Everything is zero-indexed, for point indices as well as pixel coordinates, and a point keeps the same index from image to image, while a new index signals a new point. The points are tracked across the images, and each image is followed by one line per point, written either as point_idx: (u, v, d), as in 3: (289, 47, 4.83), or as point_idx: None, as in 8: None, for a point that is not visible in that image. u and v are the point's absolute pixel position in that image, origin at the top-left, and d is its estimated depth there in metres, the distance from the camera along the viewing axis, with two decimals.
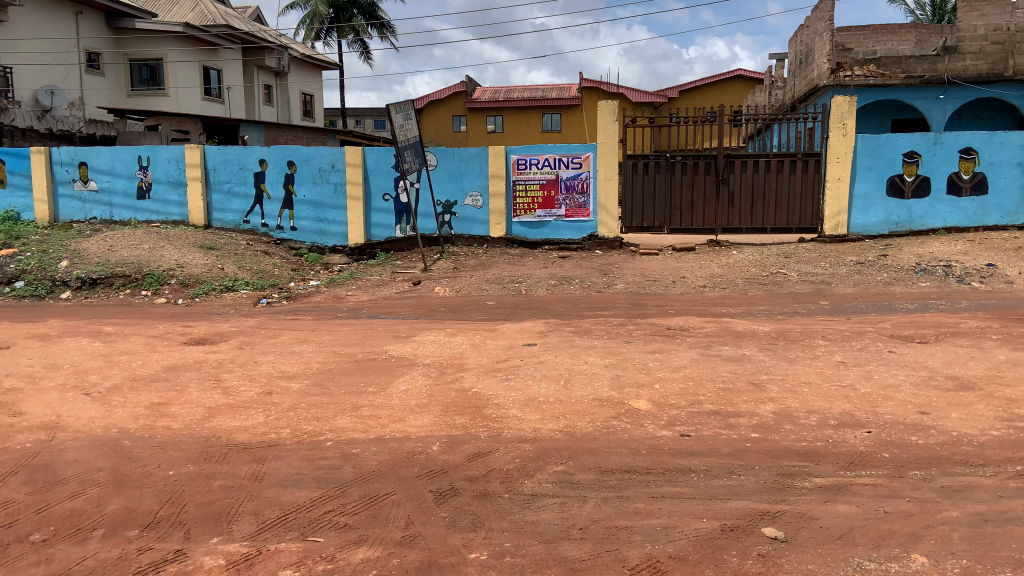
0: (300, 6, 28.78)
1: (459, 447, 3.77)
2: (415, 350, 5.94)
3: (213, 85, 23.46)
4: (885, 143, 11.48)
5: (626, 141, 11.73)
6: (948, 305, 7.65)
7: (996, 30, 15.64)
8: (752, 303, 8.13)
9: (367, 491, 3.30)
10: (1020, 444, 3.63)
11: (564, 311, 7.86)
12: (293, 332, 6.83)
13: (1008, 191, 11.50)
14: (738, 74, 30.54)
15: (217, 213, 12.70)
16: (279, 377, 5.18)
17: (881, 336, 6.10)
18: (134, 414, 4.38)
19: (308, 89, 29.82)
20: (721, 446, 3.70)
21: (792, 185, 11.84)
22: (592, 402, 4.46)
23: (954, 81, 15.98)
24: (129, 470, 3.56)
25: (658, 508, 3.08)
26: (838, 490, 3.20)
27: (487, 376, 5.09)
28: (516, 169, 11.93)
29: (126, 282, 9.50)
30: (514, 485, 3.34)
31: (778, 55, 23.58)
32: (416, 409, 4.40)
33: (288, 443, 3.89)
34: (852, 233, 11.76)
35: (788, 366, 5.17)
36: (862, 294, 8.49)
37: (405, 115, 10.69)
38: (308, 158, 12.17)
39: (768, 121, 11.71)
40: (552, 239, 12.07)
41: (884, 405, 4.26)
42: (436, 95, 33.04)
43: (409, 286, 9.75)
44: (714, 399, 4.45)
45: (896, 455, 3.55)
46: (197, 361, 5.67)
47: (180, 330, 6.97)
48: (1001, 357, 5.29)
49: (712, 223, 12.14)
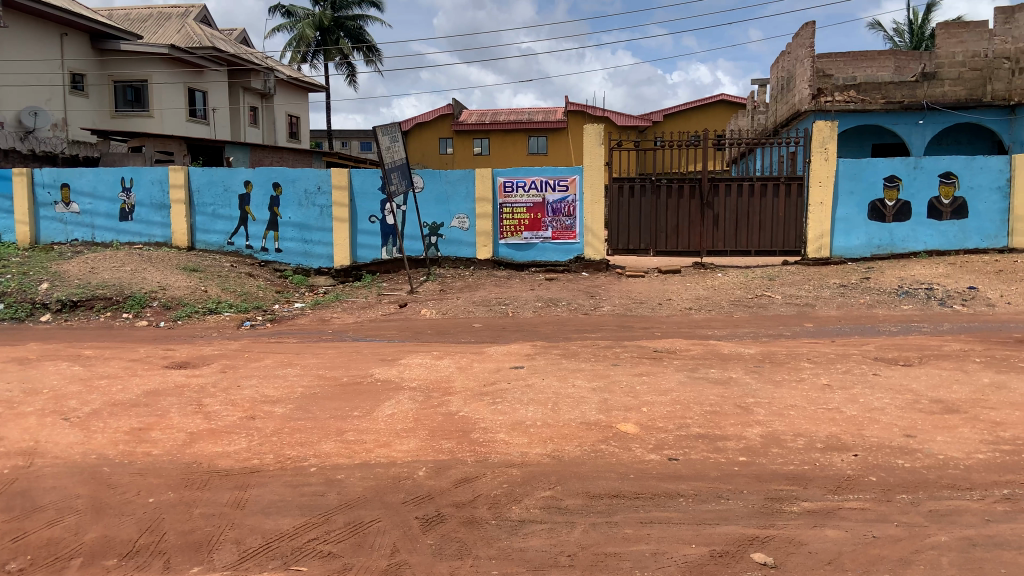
0: (287, 29, 28.96)
1: (445, 473, 3.73)
2: (400, 373, 5.89)
3: (198, 106, 23.42)
4: (867, 167, 11.64)
5: (612, 164, 11.82)
6: (930, 328, 7.73)
7: (974, 57, 15.96)
8: (737, 325, 8.16)
9: (352, 518, 3.25)
10: (1007, 468, 3.65)
11: (551, 333, 7.84)
12: (277, 355, 6.76)
13: (988, 215, 11.66)
14: (721, 99, 30.99)
15: (200, 234, 12.60)
16: (263, 402, 5.10)
17: (866, 358, 6.13)
18: (114, 439, 4.30)
19: (293, 111, 29.86)
20: (709, 470, 3.68)
21: (775, 209, 11.97)
22: (580, 426, 4.43)
23: (933, 106, 16.30)
24: (108, 497, 3.49)
25: (646, 534, 3.05)
26: (826, 514, 3.19)
27: (474, 400, 5.03)
28: (503, 192, 11.98)
29: (107, 304, 9.39)
30: (502, 511, 3.30)
31: (760, 80, 23.98)
32: (402, 433, 4.35)
33: (271, 468, 3.83)
34: (835, 256, 11.86)
35: (774, 389, 5.16)
36: (846, 317, 8.56)
37: (392, 137, 10.72)
38: (293, 179, 12.15)
39: (751, 145, 11.83)
40: (538, 260, 12.07)
41: (870, 428, 4.27)
42: (423, 117, 33.19)
43: (395, 308, 9.71)
44: (701, 422, 4.44)
45: (883, 479, 3.54)
46: (179, 385, 5.58)
47: (162, 353, 6.88)
48: (985, 379, 5.34)
49: (697, 245, 12.22)
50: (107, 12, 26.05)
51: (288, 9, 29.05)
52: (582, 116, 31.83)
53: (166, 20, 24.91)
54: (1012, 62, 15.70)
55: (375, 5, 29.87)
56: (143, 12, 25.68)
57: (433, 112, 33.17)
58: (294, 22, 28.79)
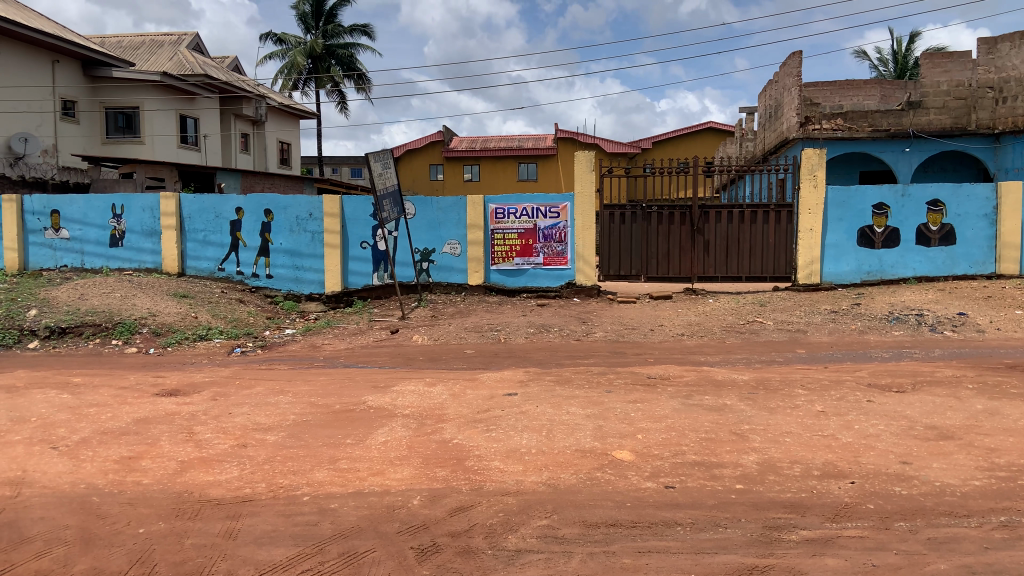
0: (278, 57, 29.19)
1: (440, 501, 3.69)
2: (393, 401, 5.83)
3: (189, 133, 23.50)
4: (855, 195, 11.79)
5: (603, 191, 11.90)
6: (922, 354, 7.77)
7: (958, 86, 16.36)
8: (729, 351, 8.18)
9: (346, 549, 3.20)
10: (1004, 494, 3.64)
11: (544, 360, 7.82)
12: (268, 383, 6.67)
13: (976, 242, 11.78)
14: (710, 126, 31.40)
15: (191, 260, 12.55)
16: (254, 430, 5.04)
17: (859, 385, 6.14)
18: (103, 468, 4.23)
19: (284, 137, 29.99)
20: (705, 498, 3.67)
21: (765, 235, 12.07)
22: (575, 454, 4.40)
23: (920, 134, 16.58)
24: (98, 528, 3.43)
25: (644, 563, 3.02)
26: (825, 543, 3.17)
27: (468, 428, 4.99)
28: (495, 219, 12.02)
29: (97, 331, 9.31)
30: (498, 541, 3.26)
31: (747, 108, 24.36)
32: (395, 461, 4.31)
33: (263, 497, 3.78)
34: (825, 282, 11.94)
35: (768, 416, 5.15)
36: (839, 343, 8.57)
37: (384, 164, 10.74)
38: (285, 206, 12.16)
39: (740, 172, 11.93)
40: (530, 286, 12.08)
41: (866, 455, 4.27)
42: (415, 143, 33.46)
43: (386, 334, 9.67)
44: (697, 449, 4.42)
45: (881, 506, 3.53)
46: (169, 413, 5.51)
47: (151, 381, 6.80)
48: (978, 406, 5.34)
49: (688, 270, 12.25)
50: (100, 40, 26.18)
51: (280, 37, 29.27)
52: (574, 143, 32.14)
53: (158, 48, 25.07)
54: (996, 91, 15.96)
55: (366, 33, 30.18)
56: (135, 40, 25.84)
57: (424, 139, 33.40)
58: (285, 50, 29.00)
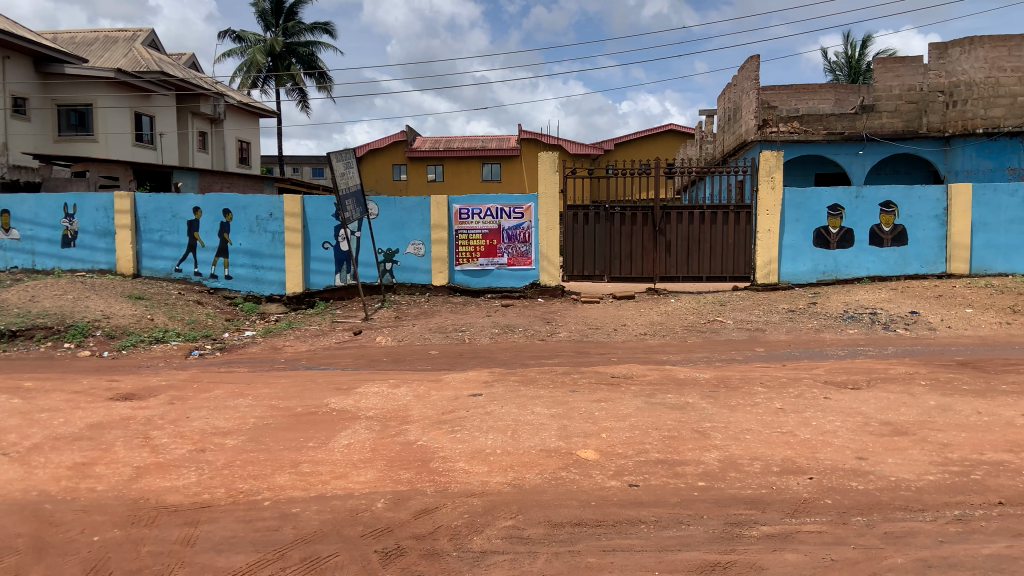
0: (237, 54, 28.75)
1: (405, 504, 3.66)
2: (357, 403, 5.78)
3: (144, 131, 22.97)
4: (811, 197, 12.06)
5: (567, 192, 11.96)
6: (875, 351, 7.97)
7: (910, 90, 16.71)
8: (691, 350, 8.29)
9: (308, 553, 3.15)
10: (956, 488, 3.76)
11: (509, 360, 7.82)
12: (228, 386, 6.54)
13: (927, 242, 12.08)
14: (671, 128, 31.79)
15: (147, 261, 12.25)
16: (213, 434, 4.94)
17: (817, 382, 6.27)
18: (56, 475, 4.11)
19: (243, 136, 29.48)
20: (668, 496, 3.70)
21: (725, 236, 12.26)
22: (540, 454, 4.41)
23: (873, 137, 16.97)
24: (50, 536, 3.32)
25: (609, 562, 3.03)
26: (785, 538, 3.22)
27: (433, 429, 4.97)
28: (459, 219, 12.00)
29: (48, 334, 9.02)
30: (463, 543, 3.24)
31: (707, 111, 24.71)
32: (360, 464, 4.27)
33: (223, 503, 3.70)
34: (782, 281, 12.19)
35: (729, 414, 5.22)
36: (795, 341, 8.74)
37: (346, 164, 10.62)
38: (244, 206, 11.95)
39: (700, 173, 12.07)
40: (494, 287, 12.08)
41: (824, 450, 4.36)
42: (378, 143, 33.19)
43: (349, 335, 9.56)
44: (660, 447, 4.47)
45: (838, 501, 3.61)
46: (124, 418, 5.37)
47: (106, 385, 6.60)
48: (931, 402, 5.50)
49: (650, 271, 12.39)
50: (52, 35, 25.44)
51: (238, 34, 28.81)
52: (537, 144, 32.25)
53: (113, 44, 24.48)
54: (946, 95, 16.48)
55: (327, 31, 29.87)
56: (89, 35, 25.19)
57: (387, 139, 33.15)
58: (244, 48, 28.55)
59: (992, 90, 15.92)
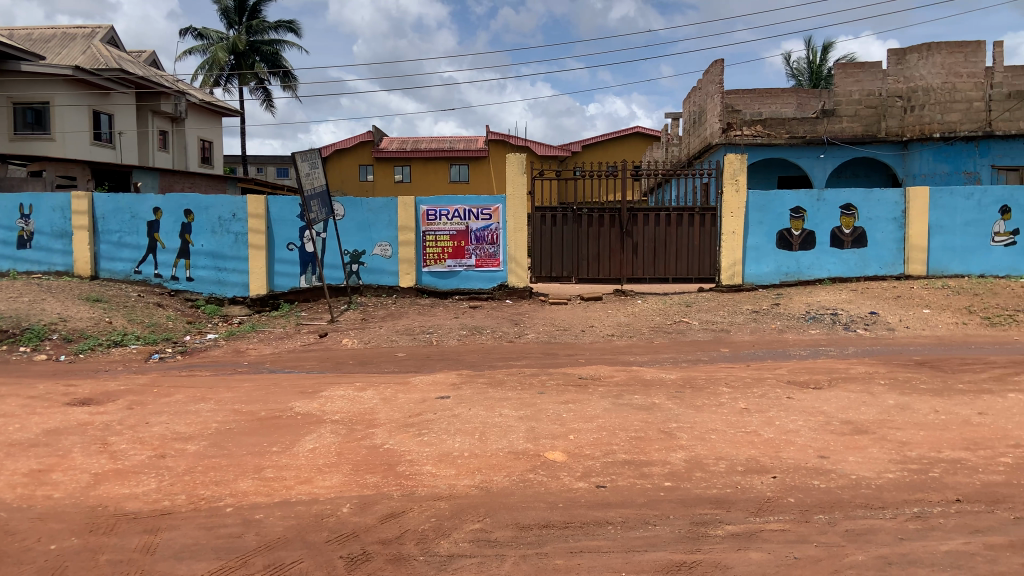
0: (199, 52, 28.25)
1: (371, 509, 3.62)
2: (322, 407, 5.70)
3: (103, 130, 22.47)
4: (774, 200, 12.25)
5: (534, 194, 11.97)
6: (836, 351, 8.12)
7: (869, 95, 17.09)
8: (657, 351, 8.34)
9: (272, 560, 3.10)
10: (915, 486, 3.83)
11: (476, 362, 7.80)
12: (189, 391, 6.41)
13: (885, 244, 12.34)
14: (637, 130, 32.07)
15: (105, 262, 11.96)
16: (174, 439, 4.84)
17: (780, 382, 6.37)
18: (10, 482, 3.98)
19: (205, 135, 28.98)
20: (635, 497, 3.71)
21: (690, 238, 12.39)
22: (508, 456, 4.40)
23: (833, 141, 17.31)
24: (4, 545, 3.21)
25: (577, 564, 3.03)
26: (749, 537, 3.26)
27: (400, 432, 4.93)
28: (426, 220, 11.94)
29: (3, 338, 8.74)
30: (430, 547, 3.22)
31: (673, 114, 24.95)
32: (325, 469, 4.21)
33: (184, 510, 3.62)
34: (746, 283, 12.36)
35: (695, 414, 5.27)
36: (759, 342, 8.86)
37: (311, 164, 10.50)
38: (207, 206, 11.75)
39: (665, 175, 12.18)
40: (461, 288, 12.04)
41: (786, 450, 4.42)
42: (344, 144, 32.88)
43: (314, 338, 9.45)
44: (627, 448, 4.48)
45: (801, 500, 3.66)
46: (82, 424, 5.22)
47: (63, 390, 6.42)
48: (890, 401, 5.62)
49: (617, 272, 12.48)
50: (7, 31, 24.74)
51: (200, 32, 28.32)
52: (504, 146, 32.31)
53: (71, 41, 23.90)
54: (904, 100, 16.84)
55: (292, 30, 29.50)
56: (46, 32, 24.55)
57: (353, 139, 32.85)
58: (206, 46, 28.07)
59: (948, 95, 16.36)
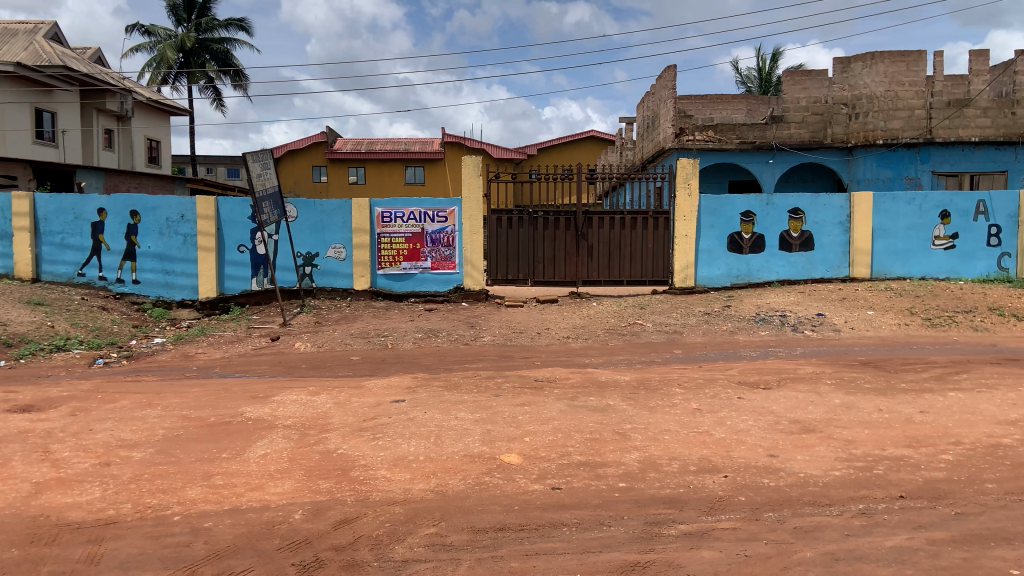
0: (146, 49, 27.51)
1: (324, 515, 3.56)
2: (274, 412, 5.61)
3: (44, 128, 21.72)
4: (726, 204, 12.49)
5: (490, 196, 11.97)
6: (785, 352, 8.33)
7: (816, 102, 17.56)
8: (612, 353, 8.41)
9: (221, 569, 3.03)
10: (860, 483, 3.94)
11: (432, 365, 7.75)
12: (135, 396, 6.22)
13: (832, 247, 12.70)
14: (591, 134, 32.38)
15: (46, 265, 11.55)
16: (119, 447, 4.69)
17: (731, 382, 6.49)
18: None
19: (152, 134, 28.22)
20: (590, 498, 3.74)
21: (644, 241, 12.54)
22: (464, 459, 4.39)
23: (782, 147, 17.75)
24: None
25: (533, 566, 3.04)
26: (701, 536, 3.31)
27: (353, 437, 4.87)
28: (381, 222, 11.83)
29: None
30: (384, 552, 3.18)
31: (627, 118, 25.26)
32: (276, 475, 4.14)
33: (130, 519, 3.51)
34: (699, 285, 12.56)
35: (648, 415, 5.33)
36: (711, 343, 9.02)
37: (263, 165, 10.32)
38: (154, 207, 11.46)
39: (620, 179, 12.30)
40: (417, 291, 11.97)
41: (737, 449, 4.50)
42: (297, 144, 32.38)
43: (266, 341, 9.28)
44: (582, 450, 4.51)
45: (751, 498, 3.73)
46: (21, 432, 5.02)
47: (1, 397, 6.16)
48: (836, 400, 5.78)
49: (573, 275, 12.57)
50: None
51: (148, 28, 27.58)
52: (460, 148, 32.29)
53: (11, 36, 23.05)
54: (849, 107, 17.40)
55: (243, 28, 28.96)
56: None
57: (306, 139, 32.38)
58: (154, 43, 27.35)
59: (891, 102, 16.89)
